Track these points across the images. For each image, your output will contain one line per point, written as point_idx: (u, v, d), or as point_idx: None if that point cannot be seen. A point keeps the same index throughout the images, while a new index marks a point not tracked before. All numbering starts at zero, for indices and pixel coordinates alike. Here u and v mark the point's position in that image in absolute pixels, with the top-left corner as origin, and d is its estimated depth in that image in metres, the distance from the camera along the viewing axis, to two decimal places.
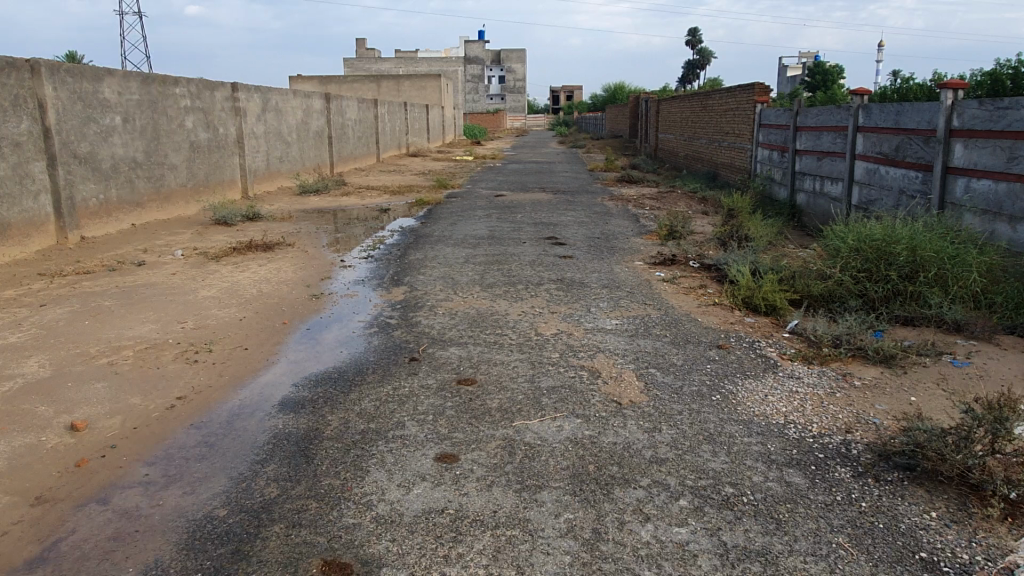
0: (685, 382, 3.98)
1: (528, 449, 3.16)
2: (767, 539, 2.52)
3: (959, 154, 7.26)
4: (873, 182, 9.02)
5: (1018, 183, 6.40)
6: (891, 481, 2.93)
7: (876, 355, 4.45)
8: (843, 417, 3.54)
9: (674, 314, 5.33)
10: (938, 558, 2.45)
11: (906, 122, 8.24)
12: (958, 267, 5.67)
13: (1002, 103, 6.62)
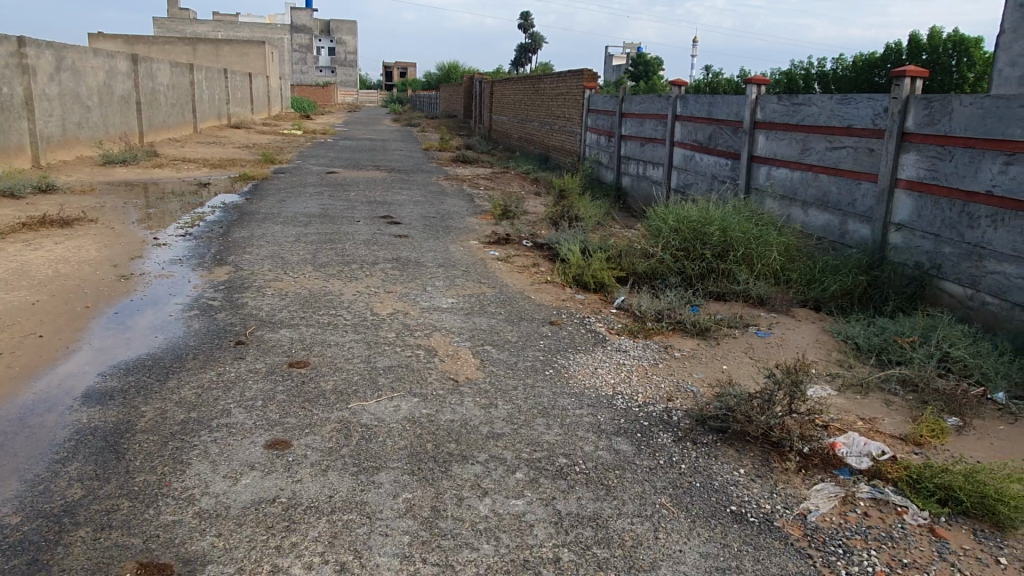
0: (520, 358, 4.08)
1: (364, 431, 3.08)
2: (598, 504, 2.65)
3: (762, 144, 7.98)
4: (690, 167, 9.70)
5: (810, 172, 7.15)
6: (707, 443, 3.18)
7: (693, 328, 4.80)
8: (664, 386, 3.79)
9: (508, 292, 5.43)
10: (746, 509, 2.70)
11: (717, 113, 8.93)
12: (761, 247, 6.25)
13: (797, 99, 7.35)
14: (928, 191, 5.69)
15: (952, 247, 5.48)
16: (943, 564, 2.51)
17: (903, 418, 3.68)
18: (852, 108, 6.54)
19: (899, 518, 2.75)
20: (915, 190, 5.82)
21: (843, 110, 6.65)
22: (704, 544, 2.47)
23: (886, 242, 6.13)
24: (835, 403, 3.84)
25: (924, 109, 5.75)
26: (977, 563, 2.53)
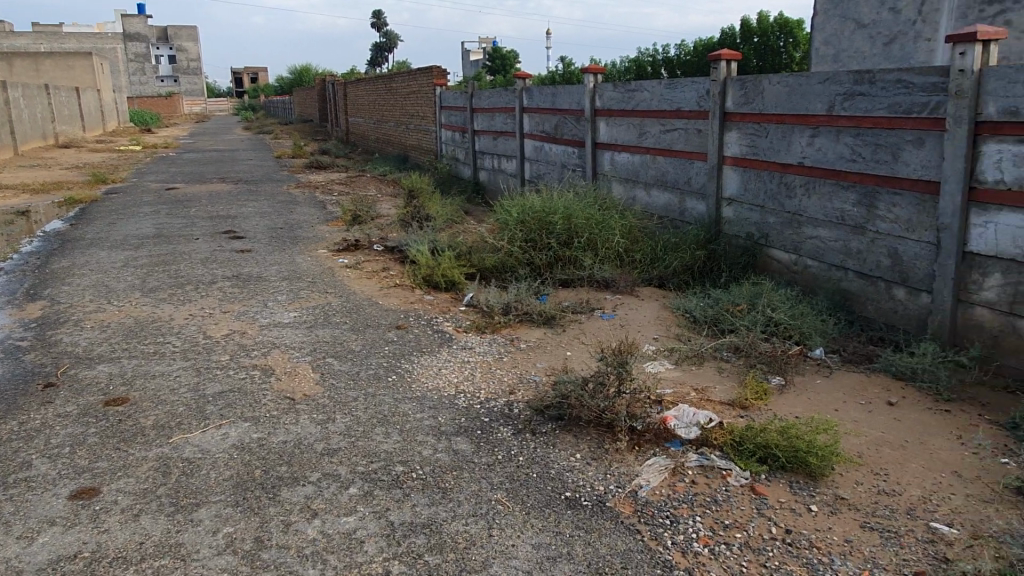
0: (362, 367, 3.97)
1: (186, 465, 2.89)
2: (432, 509, 2.61)
3: (603, 131, 8.22)
4: (540, 158, 9.86)
5: (648, 155, 7.43)
6: (545, 432, 3.23)
7: (539, 318, 4.86)
8: (507, 379, 3.81)
9: (354, 300, 5.29)
10: (580, 494, 2.76)
11: (561, 103, 9.12)
12: (604, 231, 6.45)
13: (630, 86, 7.62)
14: (750, 166, 6.05)
15: (774, 217, 5.86)
16: (760, 519, 2.66)
17: (732, 384, 3.90)
18: (679, 92, 6.85)
19: (723, 481, 2.89)
20: (739, 166, 6.18)
21: (671, 94, 6.96)
22: (537, 535, 2.49)
23: (719, 216, 6.48)
24: (671, 376, 4.02)
25: (739, 89, 6.10)
26: (792, 514, 2.71)
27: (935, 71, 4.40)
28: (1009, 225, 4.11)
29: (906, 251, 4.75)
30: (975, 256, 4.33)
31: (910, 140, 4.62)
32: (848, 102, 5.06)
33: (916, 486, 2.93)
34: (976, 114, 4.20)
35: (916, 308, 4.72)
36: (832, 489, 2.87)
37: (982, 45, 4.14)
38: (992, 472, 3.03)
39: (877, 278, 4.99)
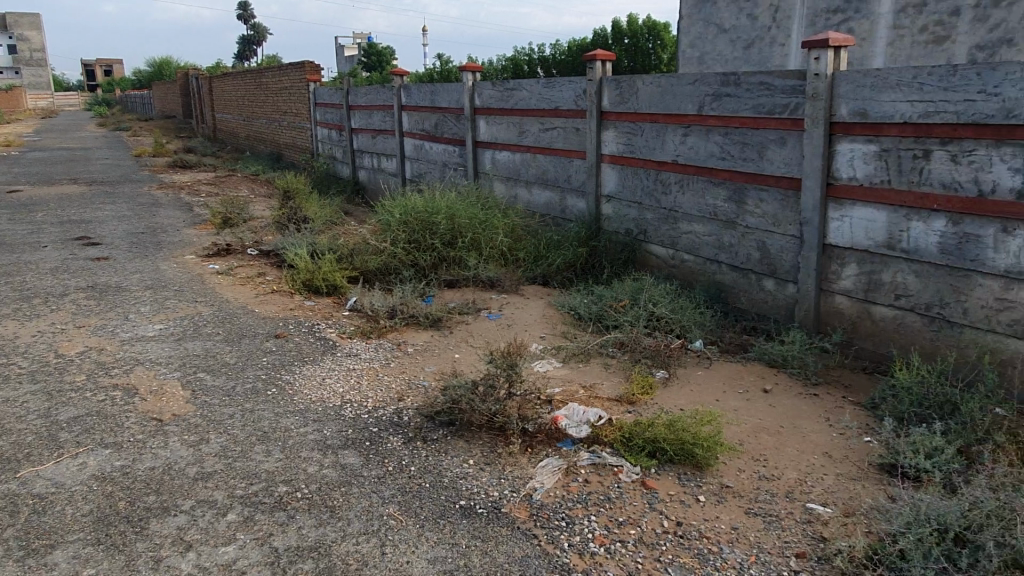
0: (238, 381, 3.73)
1: (37, 503, 2.60)
2: (320, 531, 2.47)
3: (483, 129, 8.19)
4: (421, 156, 9.71)
5: (528, 153, 7.47)
6: (437, 439, 3.15)
7: (426, 320, 4.76)
8: (395, 386, 3.69)
9: (227, 309, 4.98)
10: (474, 502, 2.70)
11: (440, 101, 9.01)
12: (488, 231, 6.43)
13: (509, 85, 7.63)
14: (627, 165, 6.21)
15: (651, 213, 6.04)
16: (652, 514, 2.70)
17: (619, 379, 3.97)
18: (557, 91, 6.92)
19: (616, 478, 2.92)
20: (617, 164, 6.32)
21: (549, 93, 7.02)
22: (432, 549, 2.41)
23: (599, 213, 6.60)
24: (559, 375, 4.03)
25: (615, 89, 6.24)
26: (681, 506, 2.76)
27: (794, 74, 4.66)
28: (863, 219, 4.42)
29: (773, 244, 5.01)
30: (834, 248, 4.63)
31: (774, 139, 4.88)
32: (716, 102, 5.28)
33: (793, 470, 3.08)
34: (831, 115, 4.48)
35: (784, 298, 5.00)
36: (717, 478, 2.97)
37: (835, 51, 4.42)
38: (858, 452, 3.24)
39: (748, 271, 5.24)
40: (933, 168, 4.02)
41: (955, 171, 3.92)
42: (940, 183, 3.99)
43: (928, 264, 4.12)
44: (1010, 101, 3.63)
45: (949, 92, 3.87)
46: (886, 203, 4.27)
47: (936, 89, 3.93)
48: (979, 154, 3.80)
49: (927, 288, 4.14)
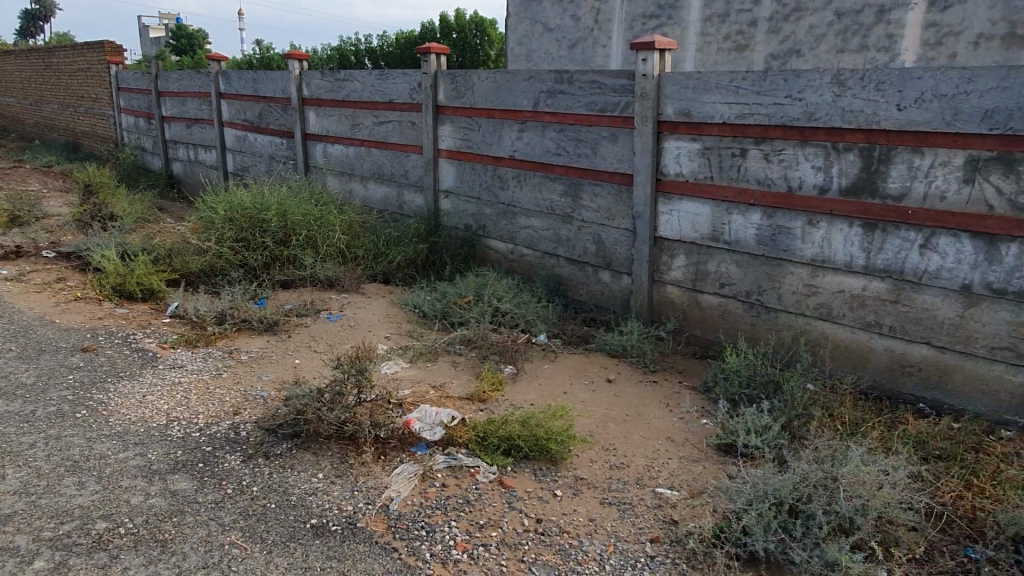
0: (38, 405, 3.26)
1: None
2: (150, 570, 2.24)
3: (312, 121, 7.81)
4: (244, 148, 9.11)
5: (362, 147, 7.22)
6: (280, 454, 2.94)
7: (260, 325, 4.44)
8: (229, 399, 3.40)
9: (20, 321, 4.35)
10: (327, 519, 2.54)
11: (263, 90, 8.48)
12: (323, 228, 6.14)
13: (339, 75, 7.33)
14: (465, 159, 6.17)
15: (490, 208, 6.06)
16: (512, 514, 2.67)
17: (468, 377, 3.92)
18: (390, 83, 6.74)
19: (473, 480, 2.86)
20: (455, 158, 6.27)
21: (383, 85, 6.82)
22: None
23: (438, 209, 6.53)
24: (408, 376, 3.91)
25: (450, 83, 6.17)
26: (540, 502, 2.77)
27: (622, 74, 4.85)
28: (689, 213, 4.69)
29: (608, 237, 5.20)
30: (664, 240, 4.88)
31: (606, 136, 5.05)
32: (550, 99, 5.37)
33: (641, 457, 3.19)
34: (658, 114, 4.71)
35: (619, 289, 5.21)
36: (572, 471, 3.01)
37: (660, 53, 4.65)
38: (696, 434, 3.42)
39: (586, 264, 5.40)
40: (749, 166, 4.34)
41: (768, 169, 4.26)
42: (756, 180, 4.32)
43: (746, 255, 4.45)
44: (812, 105, 4.00)
45: (761, 95, 4.19)
46: (709, 198, 4.56)
47: (750, 93, 4.24)
48: (787, 153, 4.15)
49: (747, 277, 4.48)
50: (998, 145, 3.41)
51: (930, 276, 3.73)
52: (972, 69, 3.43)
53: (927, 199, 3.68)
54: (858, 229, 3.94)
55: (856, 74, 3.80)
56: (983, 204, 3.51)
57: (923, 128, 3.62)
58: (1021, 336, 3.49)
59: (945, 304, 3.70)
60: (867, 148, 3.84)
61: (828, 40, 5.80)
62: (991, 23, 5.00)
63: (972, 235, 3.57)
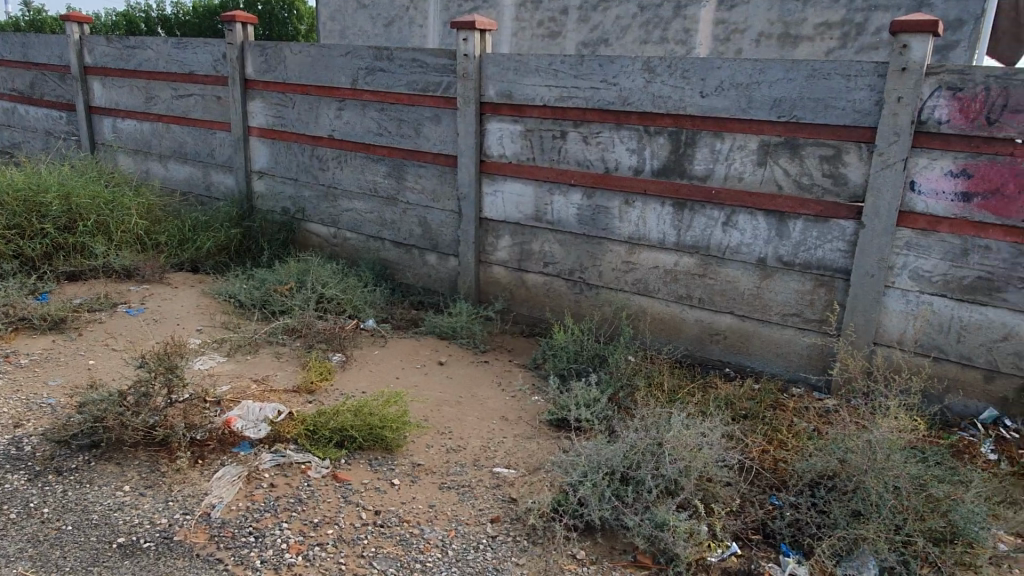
0: None
1: None
2: None
3: (98, 93, 6.99)
4: (14, 122, 7.97)
5: (160, 123, 6.57)
6: (75, 468, 2.65)
7: (43, 323, 3.91)
8: (9, 410, 2.99)
9: None
10: (137, 536, 2.32)
11: (35, 56, 7.45)
12: (117, 212, 5.54)
13: (129, 42, 6.59)
14: (278, 138, 5.82)
15: (308, 191, 5.77)
16: (349, 508, 2.55)
17: (293, 368, 3.70)
18: (190, 54, 6.18)
19: (304, 476, 2.70)
20: (267, 137, 5.89)
21: (181, 55, 6.23)
22: None
23: (250, 191, 6.11)
24: (226, 371, 3.61)
25: (259, 56, 5.76)
26: (377, 493, 2.67)
27: (443, 54, 4.78)
28: (513, 194, 4.74)
29: (433, 219, 5.14)
30: (489, 221, 4.91)
31: (428, 117, 4.97)
32: (369, 77, 5.19)
33: (477, 438, 3.19)
34: (480, 95, 4.70)
35: (446, 272, 5.18)
36: (408, 459, 2.94)
37: (480, 33, 4.63)
38: (528, 411, 3.49)
39: (412, 246, 5.31)
40: (569, 147, 4.46)
41: (586, 151, 4.40)
42: (575, 161, 4.45)
43: (569, 234, 4.59)
44: (625, 91, 4.18)
45: (578, 79, 4.32)
46: (531, 178, 4.64)
47: (568, 76, 4.35)
48: (604, 135, 4.32)
49: (569, 256, 4.62)
50: (785, 131, 3.76)
51: (731, 251, 4.05)
52: (762, 61, 3.74)
53: (727, 180, 3.98)
54: (669, 208, 4.19)
55: (663, 62, 4.02)
56: (774, 184, 3.86)
57: (723, 114, 3.91)
58: (806, 303, 3.90)
59: (745, 276, 4.05)
60: (675, 132, 4.08)
61: (632, 31, 6.10)
62: (769, 23, 5.52)
63: (765, 213, 3.92)
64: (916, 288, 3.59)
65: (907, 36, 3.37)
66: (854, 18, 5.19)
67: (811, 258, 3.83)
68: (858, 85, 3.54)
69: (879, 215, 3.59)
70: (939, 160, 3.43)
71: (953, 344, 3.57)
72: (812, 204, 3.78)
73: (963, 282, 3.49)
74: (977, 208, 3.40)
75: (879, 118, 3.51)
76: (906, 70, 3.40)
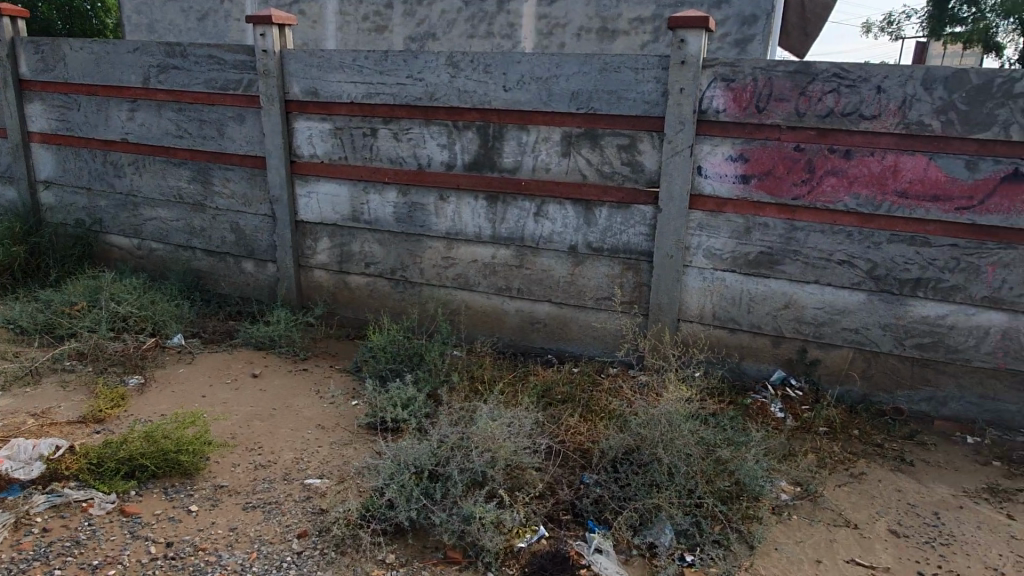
0: None
1: None
2: None
3: None
4: None
5: None
6: None
7: None
8: None
9: None
10: None
11: None
12: None
13: None
14: (64, 143, 5.30)
15: (105, 200, 5.31)
16: (136, 544, 2.39)
17: (81, 397, 3.40)
18: None
19: (84, 515, 2.50)
20: (51, 143, 5.35)
21: None
22: None
23: (36, 204, 5.54)
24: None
25: (34, 53, 5.20)
26: (170, 524, 2.51)
27: (241, 50, 4.54)
28: (327, 194, 4.60)
29: (246, 224, 4.89)
30: (306, 224, 4.73)
31: (231, 117, 4.70)
32: (163, 75, 4.83)
33: (288, 451, 3.07)
34: (284, 93, 4.51)
35: (264, 278, 4.94)
36: (209, 482, 2.77)
37: (279, 28, 4.43)
38: (346, 417, 3.40)
39: (225, 254, 5.03)
40: (380, 145, 4.39)
41: (397, 148, 4.35)
42: (387, 159, 4.39)
43: (387, 233, 4.53)
44: (431, 86, 4.17)
45: (384, 75, 4.25)
46: (345, 178, 4.52)
47: (374, 73, 4.28)
48: (414, 132, 4.28)
49: (389, 255, 4.56)
50: (584, 122, 3.91)
51: (544, 240, 4.16)
52: (558, 55, 3.85)
53: (535, 171, 4.08)
54: (483, 201, 4.23)
55: (466, 57, 4.04)
56: (578, 174, 4.00)
57: (526, 108, 4.00)
58: (616, 286, 4.07)
59: (558, 264, 4.17)
60: (483, 126, 4.12)
61: (458, 26, 6.09)
62: (588, 18, 5.71)
63: (573, 202, 4.05)
64: (710, 266, 3.86)
65: (684, 31, 3.59)
66: (663, 14, 5.49)
67: (617, 243, 4.01)
68: (645, 77, 3.73)
69: (672, 199, 3.82)
70: (720, 146, 3.70)
71: (743, 314, 3.86)
72: (613, 191, 3.95)
73: (748, 257, 3.78)
74: (754, 189, 3.69)
75: (666, 109, 3.72)
76: (685, 63, 3.62)
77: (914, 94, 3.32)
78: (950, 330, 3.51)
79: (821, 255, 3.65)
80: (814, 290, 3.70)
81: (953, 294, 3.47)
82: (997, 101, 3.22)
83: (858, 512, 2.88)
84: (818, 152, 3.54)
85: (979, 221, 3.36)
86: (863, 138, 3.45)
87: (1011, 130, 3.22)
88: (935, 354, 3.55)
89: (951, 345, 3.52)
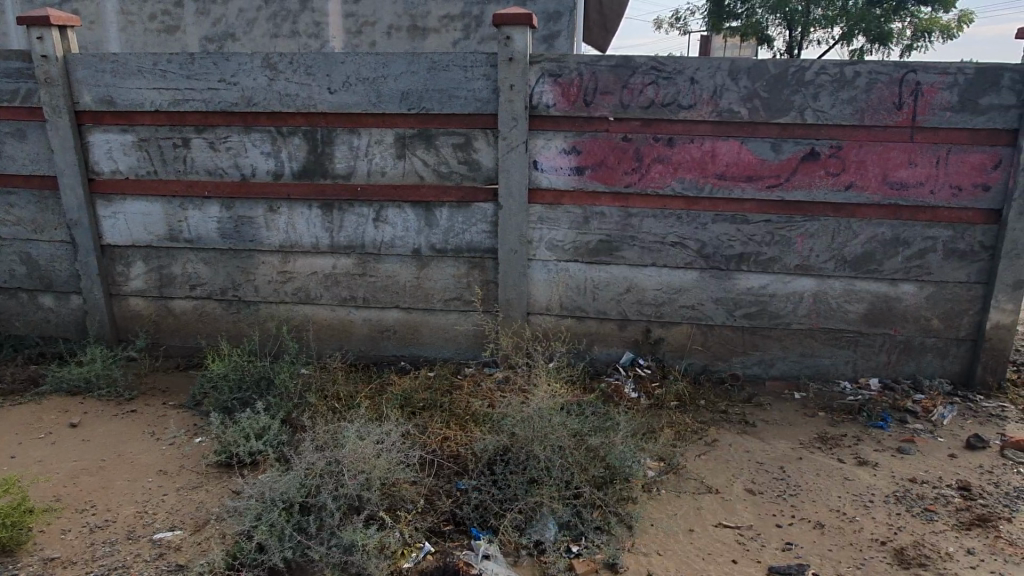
0: None
1: None
2: None
3: None
4: None
5: None
6: None
7: None
8: None
9: None
10: None
11: None
12: None
13: None
14: None
15: None
16: None
17: None
18: None
19: None
20: None
21: None
22: None
23: None
24: None
25: None
26: None
27: (14, 55, 3.98)
28: (137, 213, 4.15)
29: (39, 254, 4.29)
30: (114, 248, 4.24)
31: (8, 132, 4.10)
32: None
33: (129, 505, 2.74)
34: (73, 103, 4.00)
35: (69, 313, 4.38)
36: (36, 556, 2.42)
37: (59, 31, 3.91)
38: (190, 457, 3.09)
39: (16, 290, 4.39)
40: (195, 156, 4.03)
41: (215, 158, 4.02)
42: (204, 170, 4.04)
43: (212, 251, 4.17)
44: (247, 90, 3.88)
45: (191, 80, 3.90)
46: (157, 194, 4.10)
47: (179, 77, 3.91)
48: (233, 140, 3.98)
49: (217, 274, 4.21)
50: (416, 122, 3.83)
51: (386, 245, 4.03)
52: (383, 55, 3.73)
53: (371, 175, 3.94)
54: (317, 210, 4.02)
55: (284, 58, 3.80)
56: (416, 175, 3.92)
57: (354, 110, 3.84)
58: (464, 285, 4.04)
59: (402, 269, 4.06)
60: (309, 131, 3.91)
61: (260, 25, 5.71)
62: (396, 15, 5.59)
63: (412, 204, 3.95)
64: (555, 258, 3.94)
65: (508, 28, 3.61)
66: (472, 11, 5.49)
67: (461, 242, 3.98)
68: (474, 75, 3.71)
69: (512, 195, 3.84)
70: (553, 140, 3.77)
71: (590, 302, 3.98)
72: (453, 191, 3.90)
73: (588, 247, 3.90)
74: (589, 180, 3.81)
75: (497, 106, 3.73)
76: (513, 59, 3.65)
77: (722, 84, 3.58)
78: (772, 297, 3.84)
79: (656, 239, 3.84)
80: (652, 273, 3.89)
81: (771, 266, 3.80)
82: (792, 88, 3.55)
83: (717, 477, 3.07)
84: (644, 141, 3.71)
85: (788, 197, 3.69)
86: (683, 127, 3.67)
87: (806, 114, 3.57)
88: (760, 322, 3.88)
89: (773, 311, 3.86)
